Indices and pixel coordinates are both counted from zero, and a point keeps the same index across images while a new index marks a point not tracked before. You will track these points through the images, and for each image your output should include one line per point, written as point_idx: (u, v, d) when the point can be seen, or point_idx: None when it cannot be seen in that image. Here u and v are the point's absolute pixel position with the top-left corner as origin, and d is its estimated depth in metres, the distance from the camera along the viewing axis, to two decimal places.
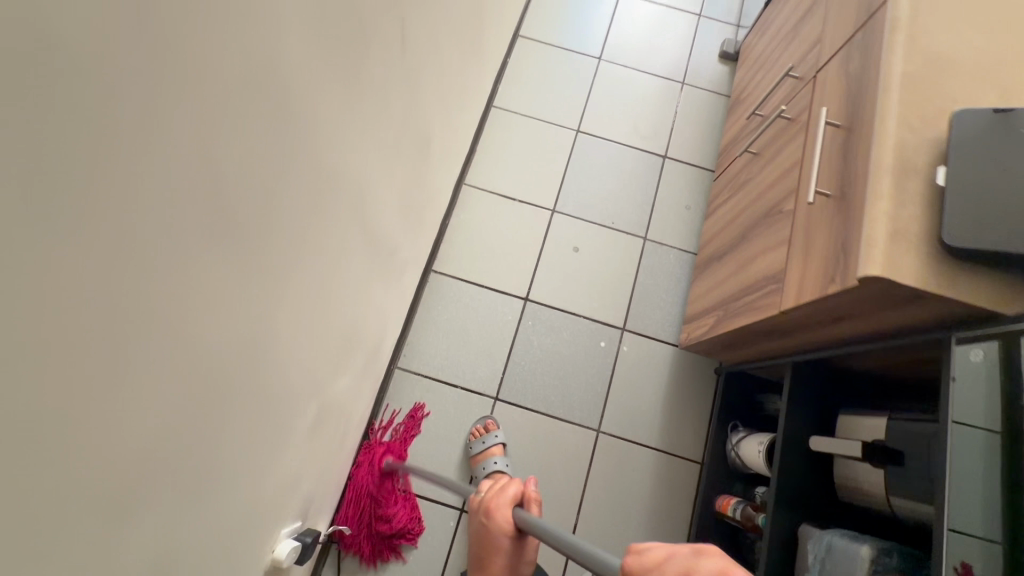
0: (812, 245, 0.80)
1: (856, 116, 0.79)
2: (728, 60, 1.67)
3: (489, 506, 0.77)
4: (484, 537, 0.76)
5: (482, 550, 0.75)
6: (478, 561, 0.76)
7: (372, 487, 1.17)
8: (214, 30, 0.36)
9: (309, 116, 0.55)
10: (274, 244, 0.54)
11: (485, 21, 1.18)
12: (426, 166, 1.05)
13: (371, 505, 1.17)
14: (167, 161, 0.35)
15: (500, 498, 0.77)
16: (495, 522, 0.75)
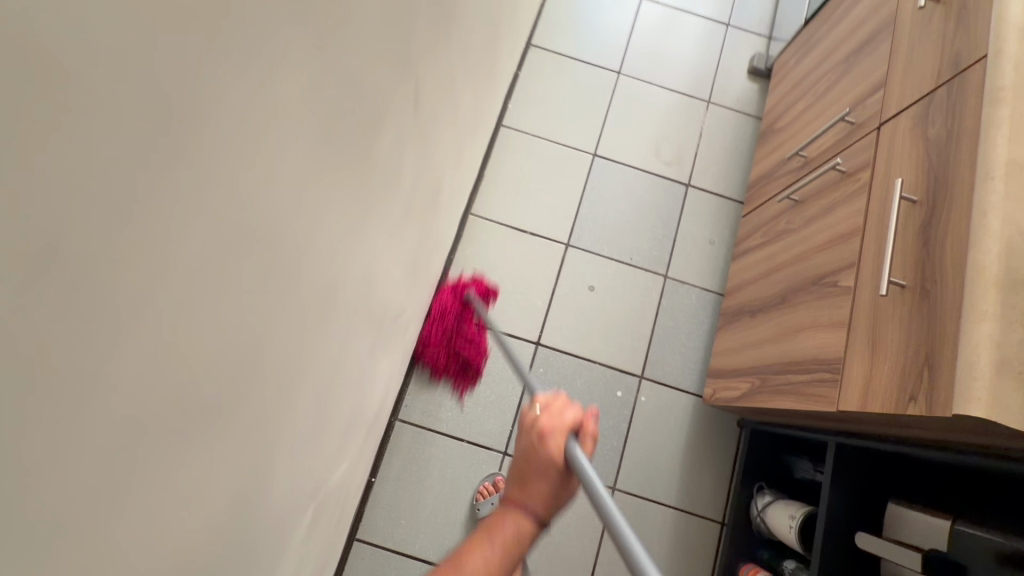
0: (880, 344, 0.70)
1: (941, 197, 0.68)
2: (757, 76, 1.54)
3: (541, 425, 0.56)
4: (529, 455, 0.55)
5: (522, 469, 0.55)
6: (513, 478, 0.55)
7: (455, 316, 1.19)
8: (117, 228, 0.24)
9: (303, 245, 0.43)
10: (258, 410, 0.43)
11: (500, 42, 1.05)
12: (434, 217, 0.93)
13: (450, 329, 1.19)
14: (42, 437, 0.23)
15: (558, 422, 0.56)
16: (544, 449, 0.54)
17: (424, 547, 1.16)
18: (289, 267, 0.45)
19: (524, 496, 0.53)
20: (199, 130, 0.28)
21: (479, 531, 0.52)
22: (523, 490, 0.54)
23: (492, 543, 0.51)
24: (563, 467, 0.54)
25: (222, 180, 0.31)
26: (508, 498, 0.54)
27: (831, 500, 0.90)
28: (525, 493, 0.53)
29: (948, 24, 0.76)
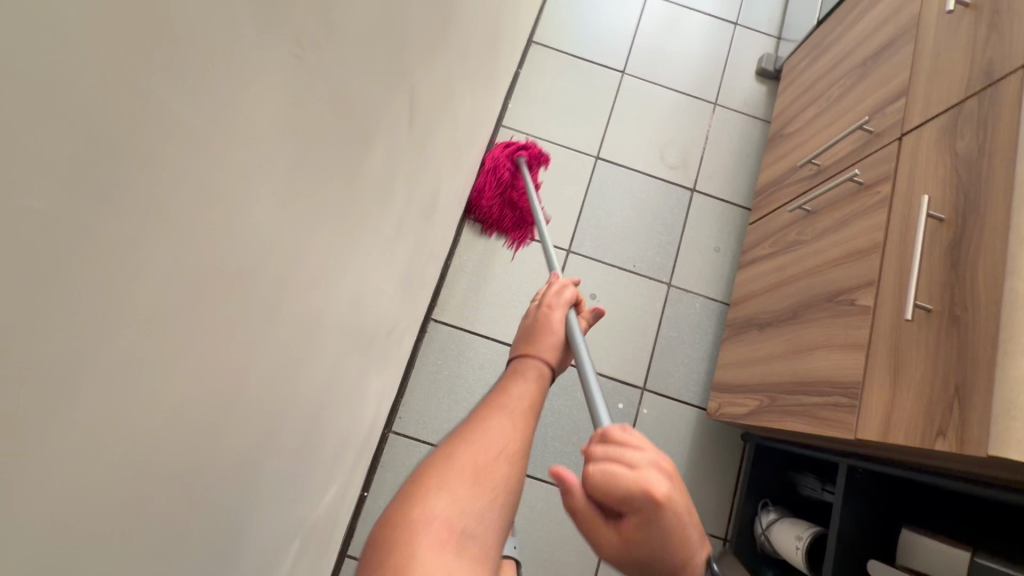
0: (903, 371, 0.67)
1: (972, 216, 0.64)
2: (765, 78, 1.50)
3: (547, 301, 0.68)
4: (539, 322, 0.65)
5: (535, 330, 0.64)
6: (527, 337, 0.63)
7: (512, 182, 1.21)
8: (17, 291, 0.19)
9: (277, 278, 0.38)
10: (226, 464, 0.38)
11: (501, 39, 0.99)
12: (430, 226, 0.88)
13: (505, 193, 1.22)
14: None
15: (562, 298, 0.68)
16: (550, 316, 0.66)
17: None
18: (266, 301, 0.40)
19: (544, 344, 0.61)
20: (144, 163, 0.23)
21: (510, 371, 0.56)
22: (540, 342, 0.62)
23: (527, 376, 0.55)
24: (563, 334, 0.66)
25: (176, 216, 0.26)
26: (527, 348, 0.61)
27: (843, 525, 0.86)
28: (544, 342, 0.61)
29: (978, 32, 0.72)
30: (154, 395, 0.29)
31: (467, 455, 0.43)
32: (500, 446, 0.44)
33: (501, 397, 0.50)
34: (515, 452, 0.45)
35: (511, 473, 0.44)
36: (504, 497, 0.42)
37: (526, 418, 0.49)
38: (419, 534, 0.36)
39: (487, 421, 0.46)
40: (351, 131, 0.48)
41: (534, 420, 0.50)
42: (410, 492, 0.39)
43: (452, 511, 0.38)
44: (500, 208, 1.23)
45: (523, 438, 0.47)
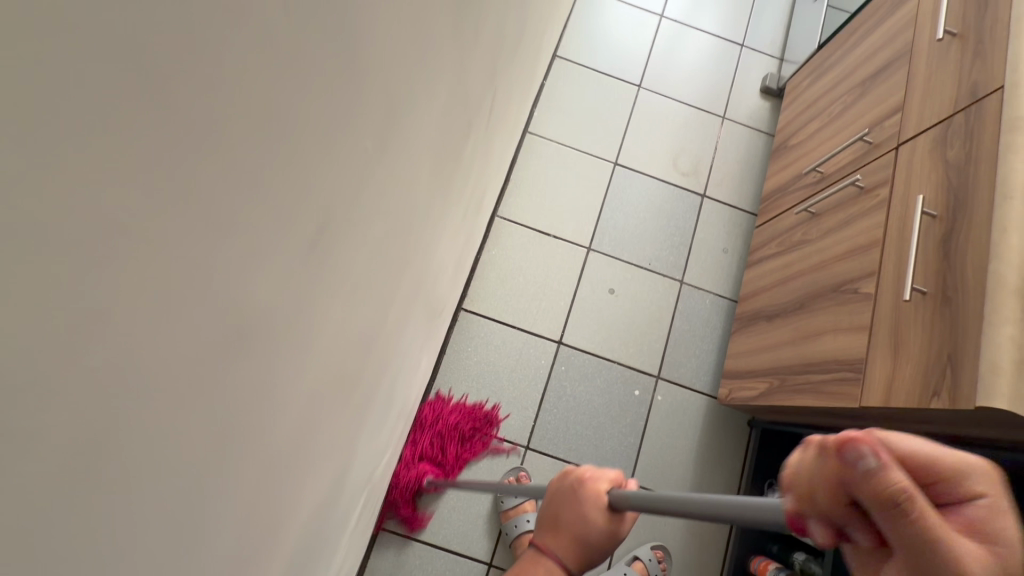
0: (903, 344, 0.77)
1: (961, 212, 0.75)
2: (769, 95, 1.62)
3: (585, 475, 0.59)
4: (565, 501, 0.58)
5: (557, 513, 0.58)
6: (546, 526, 0.58)
7: (446, 430, 1.22)
8: None
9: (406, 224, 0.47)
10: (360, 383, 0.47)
11: (539, 53, 1.10)
12: (477, 217, 0.98)
13: (433, 428, 1.22)
14: None
15: (598, 473, 0.59)
16: (584, 494, 0.57)
17: (446, 536, 1.19)
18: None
19: (558, 540, 0.57)
20: None
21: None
22: (557, 536, 0.57)
23: None
24: (605, 515, 0.56)
25: None
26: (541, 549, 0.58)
27: None
28: (559, 539, 0.57)
29: (965, 56, 0.84)
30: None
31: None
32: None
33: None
34: None
35: None
36: None
37: None
38: None
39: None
40: (456, 118, 0.57)
41: None
42: None
43: None
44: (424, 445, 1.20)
45: None
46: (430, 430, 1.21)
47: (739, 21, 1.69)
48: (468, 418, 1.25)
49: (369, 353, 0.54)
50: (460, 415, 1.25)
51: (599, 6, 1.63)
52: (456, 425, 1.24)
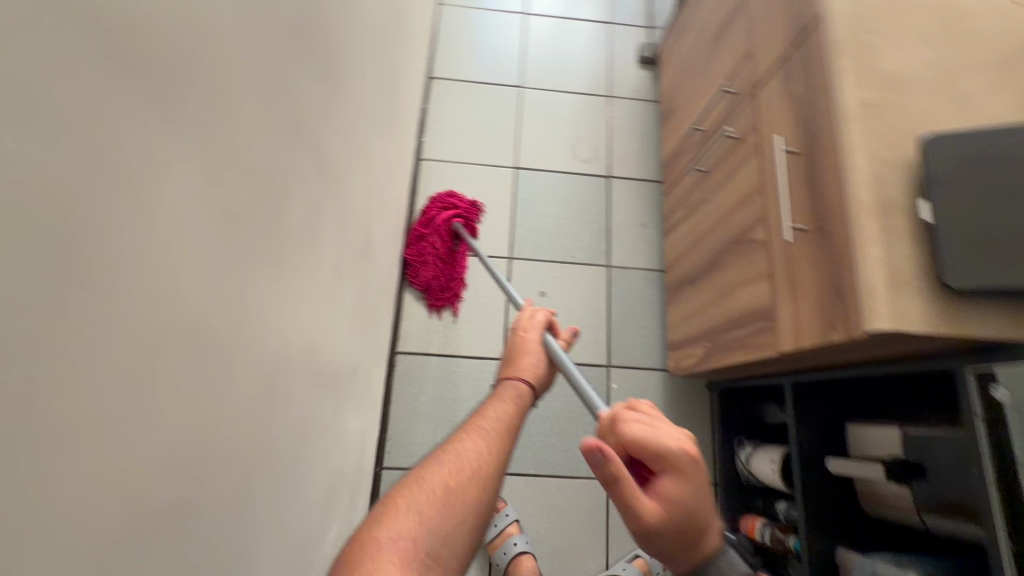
0: (797, 285, 0.77)
1: (814, 143, 0.75)
2: (647, 64, 1.64)
3: (522, 328, 0.81)
4: (516, 346, 0.78)
5: (513, 354, 0.77)
6: (507, 363, 0.76)
7: (433, 232, 1.31)
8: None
9: (219, 327, 0.44)
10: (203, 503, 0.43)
11: (395, 83, 1.08)
12: (370, 265, 0.96)
13: (421, 237, 1.31)
14: None
15: (532, 323, 0.81)
16: (527, 337, 0.79)
17: None
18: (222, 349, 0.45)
19: (521, 369, 0.74)
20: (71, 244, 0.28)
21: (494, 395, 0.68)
22: (517, 369, 0.74)
23: (508, 395, 0.67)
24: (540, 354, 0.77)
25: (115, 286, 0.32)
26: (505, 374, 0.73)
27: (800, 438, 0.95)
28: (520, 368, 0.74)
29: None
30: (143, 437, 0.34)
31: (400, 507, 0.48)
32: (461, 468, 0.53)
33: (477, 418, 0.60)
34: (484, 461, 0.55)
35: (476, 481, 0.53)
36: (468, 525, 0.50)
37: (500, 432, 0.59)
38: (400, 513, 0.48)
39: (459, 442, 0.56)
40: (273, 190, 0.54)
41: (508, 436, 0.60)
42: (381, 513, 0.47)
43: (418, 529, 0.47)
44: (422, 253, 1.30)
45: (491, 460, 0.55)
46: (419, 238, 1.31)
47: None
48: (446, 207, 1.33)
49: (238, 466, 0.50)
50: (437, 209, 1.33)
51: (463, 18, 1.63)
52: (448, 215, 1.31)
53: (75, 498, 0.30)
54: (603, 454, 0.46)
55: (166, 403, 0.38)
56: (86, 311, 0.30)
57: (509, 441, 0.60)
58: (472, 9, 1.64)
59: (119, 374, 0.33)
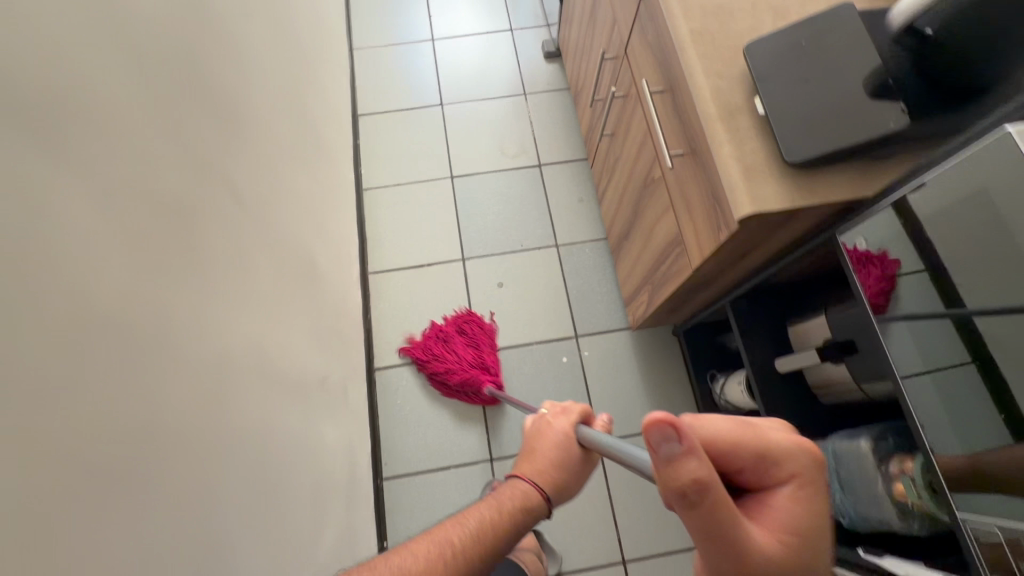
0: (692, 204, 0.84)
1: (671, 77, 0.84)
2: (553, 58, 1.75)
3: (551, 416, 0.77)
4: (537, 436, 0.76)
5: (533, 445, 0.75)
6: (523, 459, 0.74)
7: (462, 362, 1.33)
8: None
9: (154, 327, 0.52)
10: (169, 477, 0.50)
11: (312, 121, 1.18)
12: (318, 285, 1.03)
13: (452, 353, 1.35)
14: None
15: (563, 412, 0.77)
16: (548, 427, 0.75)
17: None
18: (160, 346, 0.52)
19: (530, 468, 0.71)
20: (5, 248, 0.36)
21: (489, 498, 0.65)
22: (529, 468, 0.71)
23: (504, 497, 0.66)
24: (562, 449, 0.73)
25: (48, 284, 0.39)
26: (518, 472, 0.71)
27: (747, 349, 1.01)
28: (531, 467, 0.71)
29: None
30: (83, 406, 0.41)
31: None
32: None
33: (448, 525, 0.58)
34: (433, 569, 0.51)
35: None
36: None
37: (466, 540, 0.56)
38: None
39: (413, 545, 0.53)
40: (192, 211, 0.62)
41: (474, 552, 0.55)
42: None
43: None
44: (446, 368, 1.33)
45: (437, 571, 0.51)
46: (450, 354, 1.35)
47: (499, 11, 1.83)
48: (482, 343, 1.37)
49: (201, 448, 0.56)
50: (474, 340, 1.37)
51: (376, 56, 1.74)
52: (492, 369, 1.34)
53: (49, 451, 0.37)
54: (686, 445, 0.37)
55: (120, 385, 0.45)
56: (29, 303, 0.37)
57: (468, 566, 0.54)
58: (383, 47, 1.76)
59: (62, 355, 0.40)
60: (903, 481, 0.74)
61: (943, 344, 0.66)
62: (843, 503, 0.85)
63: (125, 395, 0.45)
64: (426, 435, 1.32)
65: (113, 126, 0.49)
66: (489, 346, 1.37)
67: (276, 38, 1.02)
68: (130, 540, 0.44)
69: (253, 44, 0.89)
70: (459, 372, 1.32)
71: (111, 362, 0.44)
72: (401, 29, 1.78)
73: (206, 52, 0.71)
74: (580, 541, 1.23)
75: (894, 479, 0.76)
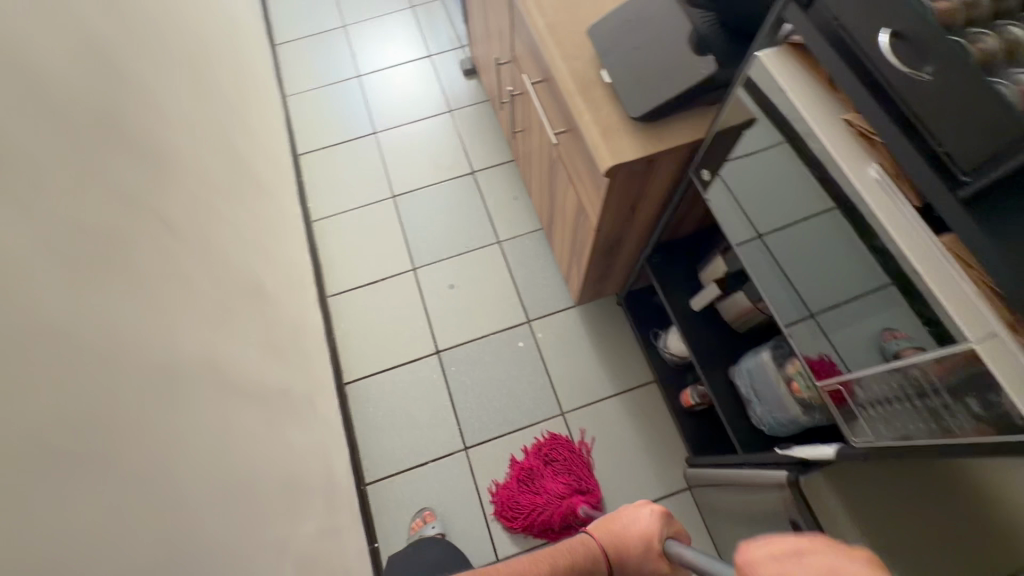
0: (581, 171, 0.95)
1: (543, 67, 0.96)
2: (472, 74, 1.89)
3: (646, 509, 0.77)
4: (625, 515, 0.78)
5: (618, 523, 0.78)
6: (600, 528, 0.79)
7: (554, 493, 1.31)
8: None
9: (99, 332, 0.60)
10: (127, 458, 0.58)
11: (246, 163, 1.29)
12: (268, 306, 1.12)
13: (543, 489, 1.32)
14: None
15: (656, 511, 0.76)
16: (631, 509, 0.79)
17: None
18: (105, 348, 0.60)
19: (604, 540, 0.77)
20: None
21: (559, 548, 0.77)
22: (604, 541, 0.77)
23: (569, 551, 0.76)
24: (644, 546, 0.74)
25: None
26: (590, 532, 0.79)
27: (667, 298, 1.11)
28: (605, 539, 0.77)
29: None
30: (39, 390, 0.49)
31: None
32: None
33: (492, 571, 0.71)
34: None
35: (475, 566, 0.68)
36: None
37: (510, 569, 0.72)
38: None
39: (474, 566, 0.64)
40: (127, 239, 0.71)
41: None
42: None
43: None
44: (542, 506, 1.29)
45: None
46: (542, 487, 1.32)
47: (416, 40, 1.96)
48: (579, 471, 1.33)
49: (157, 438, 0.64)
50: (568, 469, 1.33)
51: (309, 99, 1.87)
52: (586, 490, 1.31)
53: (15, 420, 0.46)
54: None
55: (71, 377, 0.54)
56: None
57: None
58: (313, 90, 1.88)
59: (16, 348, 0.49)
60: (797, 378, 0.85)
61: (829, 261, 0.71)
62: (762, 413, 0.94)
63: (75, 385, 0.54)
64: (403, 437, 1.39)
65: (41, 169, 0.59)
66: (580, 469, 1.33)
67: (198, 91, 1.13)
68: (93, 502, 0.52)
69: (174, 98, 1.00)
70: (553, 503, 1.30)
71: (59, 359, 0.53)
72: (329, 71, 1.91)
73: (127, 109, 0.82)
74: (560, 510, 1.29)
75: (791, 379, 0.86)
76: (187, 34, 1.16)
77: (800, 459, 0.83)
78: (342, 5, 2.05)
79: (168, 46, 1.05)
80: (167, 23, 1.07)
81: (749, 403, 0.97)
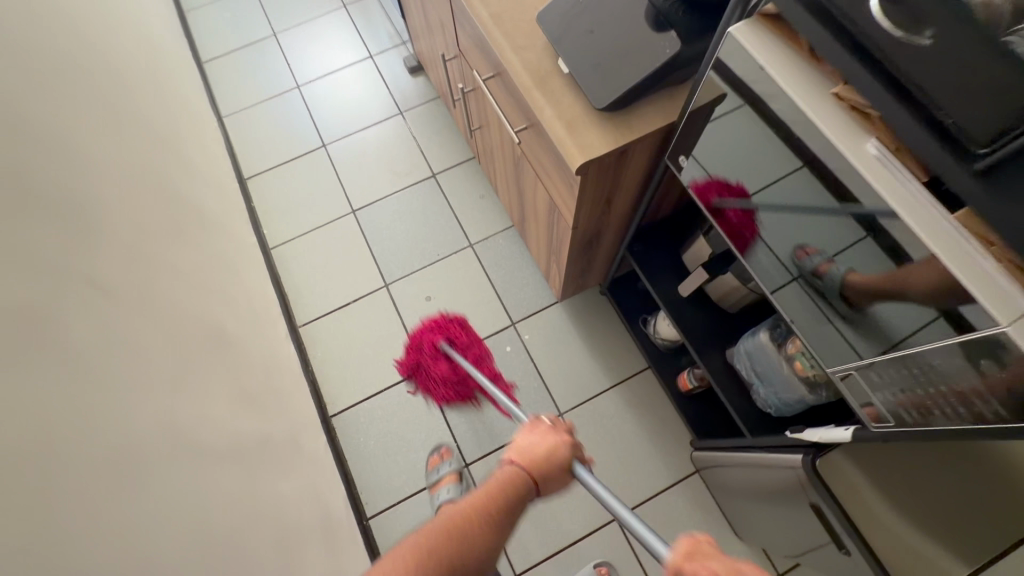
0: (549, 169, 0.89)
1: (493, 61, 0.89)
2: (418, 71, 1.79)
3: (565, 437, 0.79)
4: (549, 444, 0.77)
5: (542, 451, 0.76)
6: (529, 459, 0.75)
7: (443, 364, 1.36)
8: None
9: (49, 430, 0.54)
10: (102, 563, 0.52)
11: (188, 199, 1.19)
12: (234, 352, 1.04)
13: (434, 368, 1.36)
14: None
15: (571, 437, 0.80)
16: (538, 433, 0.79)
17: None
18: (52, 445, 0.53)
19: (538, 472, 0.74)
20: None
21: (492, 486, 0.70)
22: (537, 471, 0.74)
23: (508, 487, 0.70)
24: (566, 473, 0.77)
25: None
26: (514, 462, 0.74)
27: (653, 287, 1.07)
28: (539, 470, 0.74)
29: None
30: None
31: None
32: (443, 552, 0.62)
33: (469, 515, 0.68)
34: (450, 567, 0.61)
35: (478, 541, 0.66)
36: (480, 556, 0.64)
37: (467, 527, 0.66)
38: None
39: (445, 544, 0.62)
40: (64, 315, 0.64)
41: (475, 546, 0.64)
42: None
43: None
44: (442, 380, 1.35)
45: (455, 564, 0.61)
46: (429, 359, 1.36)
47: (354, 41, 1.85)
48: (454, 334, 1.38)
49: (135, 529, 0.58)
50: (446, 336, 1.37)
51: (248, 118, 1.75)
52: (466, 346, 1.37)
53: None
54: None
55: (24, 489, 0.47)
56: None
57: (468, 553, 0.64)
58: (251, 107, 1.76)
59: None
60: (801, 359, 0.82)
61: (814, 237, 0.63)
62: (767, 395, 0.92)
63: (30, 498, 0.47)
64: (400, 463, 1.33)
65: None
66: (451, 333, 1.38)
67: (122, 128, 1.03)
68: None
69: (92, 139, 0.90)
70: (442, 369, 1.35)
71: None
72: (265, 85, 1.79)
73: (40, 165, 0.73)
74: (573, 512, 1.26)
75: (795, 360, 0.83)
76: (100, 67, 1.05)
77: (814, 442, 0.79)
78: (269, 12, 1.92)
79: (77, 83, 0.94)
80: (73, 56, 0.96)
81: (752, 385, 0.94)
